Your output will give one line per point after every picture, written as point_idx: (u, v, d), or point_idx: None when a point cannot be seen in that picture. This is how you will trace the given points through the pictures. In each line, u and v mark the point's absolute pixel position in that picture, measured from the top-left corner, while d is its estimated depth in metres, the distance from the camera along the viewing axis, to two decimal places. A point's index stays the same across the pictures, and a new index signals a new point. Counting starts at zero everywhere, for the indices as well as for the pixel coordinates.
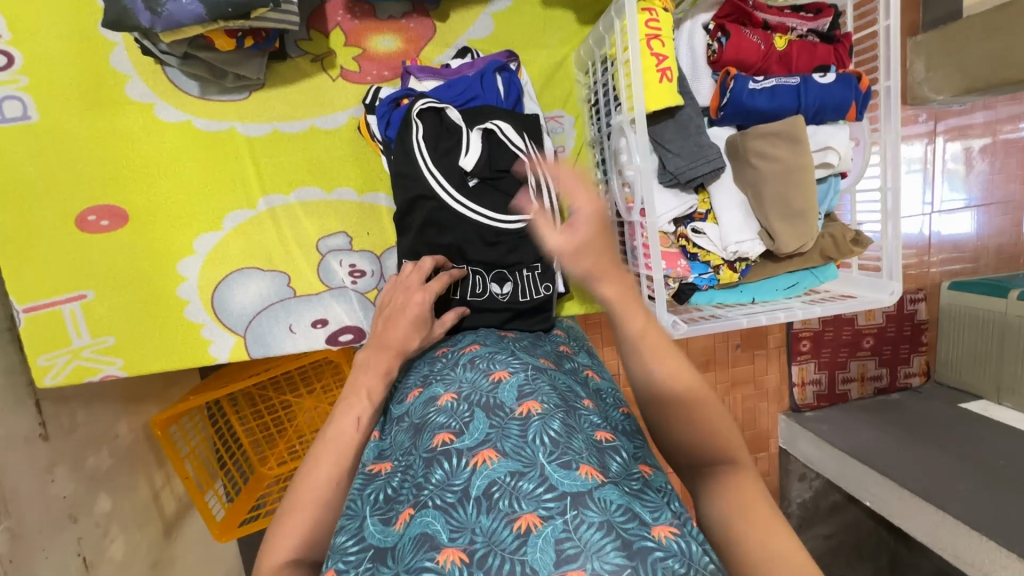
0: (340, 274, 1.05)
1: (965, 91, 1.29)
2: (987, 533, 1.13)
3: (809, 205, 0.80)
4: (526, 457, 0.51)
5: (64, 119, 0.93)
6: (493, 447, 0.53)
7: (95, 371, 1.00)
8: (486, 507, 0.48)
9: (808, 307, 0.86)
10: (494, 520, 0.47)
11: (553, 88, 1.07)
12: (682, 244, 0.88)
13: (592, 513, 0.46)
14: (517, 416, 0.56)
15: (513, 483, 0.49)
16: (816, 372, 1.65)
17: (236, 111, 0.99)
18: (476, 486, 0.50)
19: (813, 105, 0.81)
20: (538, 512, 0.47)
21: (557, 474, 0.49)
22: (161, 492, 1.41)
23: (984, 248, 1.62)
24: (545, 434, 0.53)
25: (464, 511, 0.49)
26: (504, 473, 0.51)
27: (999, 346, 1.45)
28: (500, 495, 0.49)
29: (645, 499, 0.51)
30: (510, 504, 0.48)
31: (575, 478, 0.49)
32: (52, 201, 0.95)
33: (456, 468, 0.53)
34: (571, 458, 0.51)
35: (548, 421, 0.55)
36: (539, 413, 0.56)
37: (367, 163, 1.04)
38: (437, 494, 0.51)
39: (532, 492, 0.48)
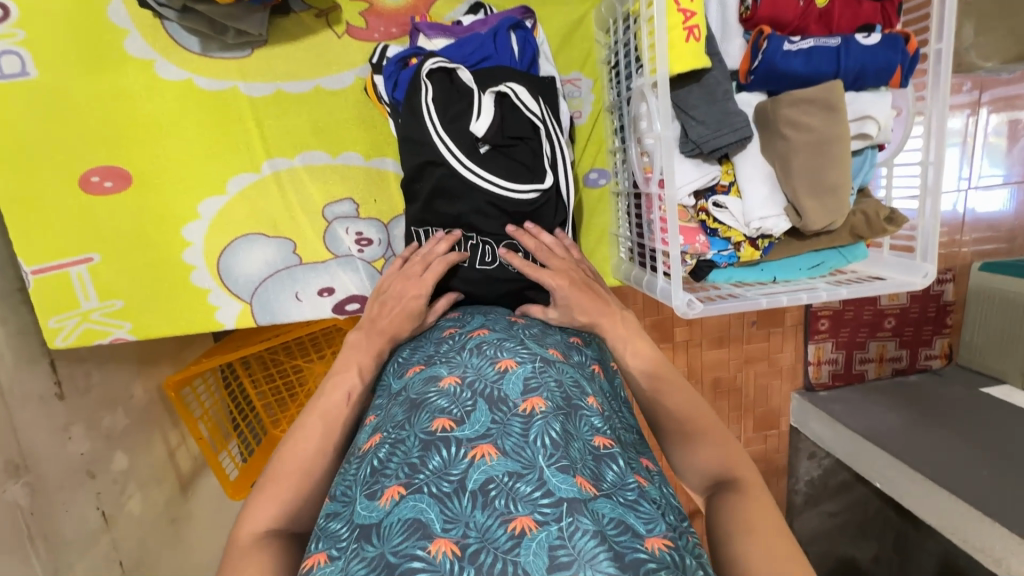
0: (347, 242, 1.03)
1: (1017, 57, 1.19)
2: (998, 519, 1.12)
3: (842, 180, 0.75)
4: (525, 459, 0.54)
5: (63, 76, 0.91)
6: (493, 443, 0.55)
7: (105, 334, 1.00)
8: (482, 503, 0.50)
9: (832, 288, 0.82)
10: (489, 517, 0.49)
11: (571, 49, 1.00)
12: (702, 218, 0.83)
13: (586, 520, 0.48)
14: (519, 413, 0.58)
15: (511, 484, 0.51)
16: (833, 352, 1.60)
17: (238, 69, 0.95)
18: (473, 479, 0.52)
19: (853, 69, 0.74)
20: (533, 516, 0.49)
21: (554, 479, 0.52)
22: (176, 451, 1.45)
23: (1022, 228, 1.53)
24: (546, 436, 0.55)
25: (459, 503, 0.50)
26: (503, 472, 0.52)
27: None
28: (496, 493, 0.51)
29: (640, 510, 0.53)
30: (506, 505, 0.50)
31: (570, 485, 0.51)
32: (55, 161, 0.93)
33: (454, 458, 0.54)
34: (568, 464, 0.53)
35: (550, 422, 0.57)
36: (541, 413, 0.58)
37: (373, 126, 0.99)
38: (433, 481, 0.52)
39: (528, 495, 0.51)
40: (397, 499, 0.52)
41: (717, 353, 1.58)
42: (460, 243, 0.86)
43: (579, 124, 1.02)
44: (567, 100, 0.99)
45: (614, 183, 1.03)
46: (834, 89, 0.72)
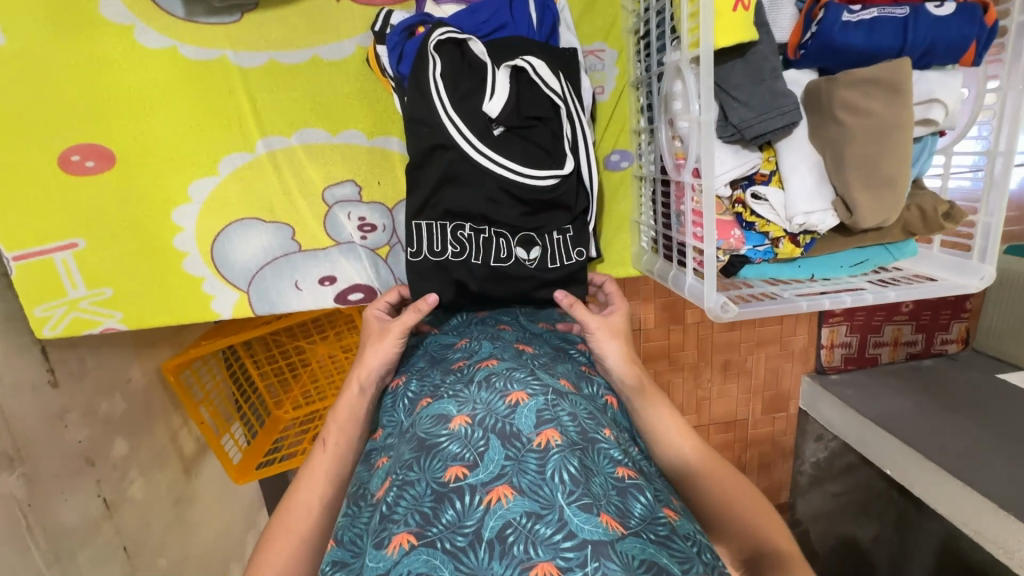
0: (349, 228, 0.96)
1: None
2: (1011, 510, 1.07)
3: (900, 172, 0.67)
4: (544, 498, 0.49)
5: (34, 45, 0.82)
6: (509, 483, 0.50)
7: (95, 324, 0.95)
8: (499, 553, 0.46)
9: (878, 289, 0.75)
10: (507, 568, 0.45)
11: (595, 16, 0.90)
12: (738, 211, 0.75)
13: (614, 566, 0.44)
14: (534, 448, 0.53)
15: (529, 526, 0.47)
16: (847, 335, 1.54)
17: (226, 36, 0.86)
18: (490, 527, 0.47)
19: (920, 45, 0.65)
20: (555, 561, 0.45)
21: (576, 518, 0.47)
22: (179, 433, 1.42)
23: None
24: (563, 472, 0.51)
25: (476, 556, 0.46)
26: (521, 514, 0.48)
27: None
28: (514, 539, 0.46)
29: (673, 548, 0.49)
30: (525, 551, 0.46)
31: (595, 525, 0.47)
32: (31, 139, 0.86)
33: (468, 508, 0.49)
34: (590, 502, 0.49)
35: (567, 457, 0.52)
36: (558, 446, 0.53)
37: (375, 100, 0.91)
38: (447, 536, 0.48)
39: (549, 538, 0.46)
40: (406, 548, 0.47)
41: (729, 337, 1.52)
42: (472, 237, 0.80)
43: (601, 101, 0.93)
44: (588, 74, 0.90)
45: (637, 166, 0.95)
46: (901, 69, 0.63)
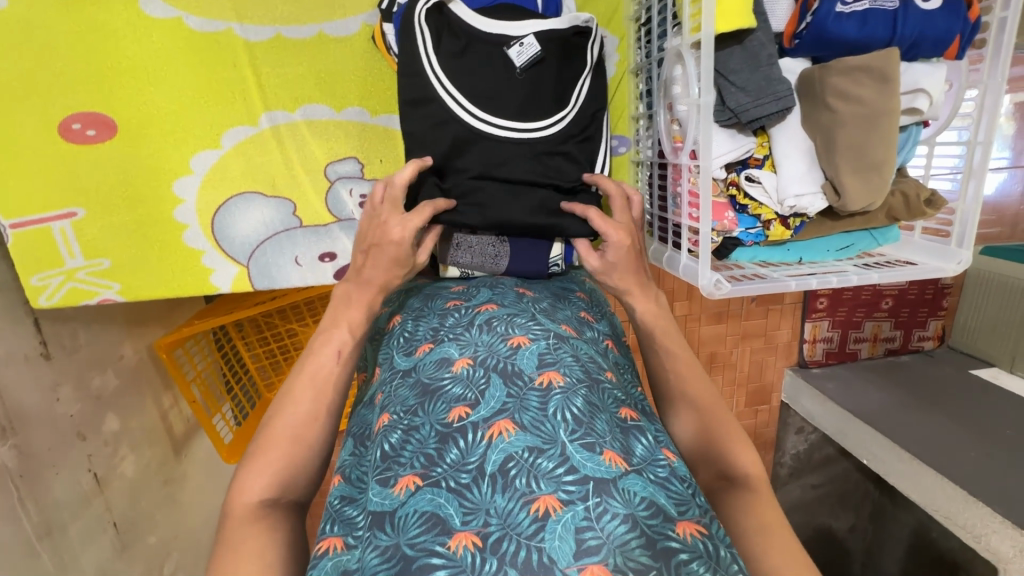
0: (350, 206, 0.97)
1: None
2: (985, 499, 1.12)
3: (887, 157, 0.70)
4: (545, 434, 0.51)
5: (37, 8, 0.81)
6: (511, 419, 0.53)
7: (92, 295, 0.95)
8: (502, 486, 0.48)
9: (862, 271, 0.79)
10: (510, 500, 0.47)
11: (597, 3, 0.92)
12: (732, 193, 0.79)
13: (616, 503, 0.46)
14: (536, 386, 0.55)
15: (531, 460, 0.49)
16: (829, 330, 1.59)
17: (233, 7, 0.86)
18: (492, 462, 0.49)
19: (909, 36, 0.68)
20: (557, 495, 0.46)
21: (579, 455, 0.49)
22: (169, 412, 1.42)
23: None
24: (567, 411, 0.53)
25: (479, 491, 0.48)
26: (523, 448, 0.50)
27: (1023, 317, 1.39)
28: (517, 472, 0.48)
29: (671, 489, 0.51)
30: (527, 484, 0.47)
31: (598, 463, 0.49)
32: (31, 101, 0.85)
33: (471, 445, 0.51)
34: (593, 441, 0.51)
35: (570, 397, 0.54)
36: (560, 387, 0.55)
37: (380, 80, 0.92)
38: (450, 474, 0.50)
39: (551, 472, 0.48)
40: (412, 490, 0.49)
41: (716, 328, 1.55)
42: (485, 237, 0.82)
43: None
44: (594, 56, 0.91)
45: (634, 151, 0.98)
46: (892, 57, 0.67)
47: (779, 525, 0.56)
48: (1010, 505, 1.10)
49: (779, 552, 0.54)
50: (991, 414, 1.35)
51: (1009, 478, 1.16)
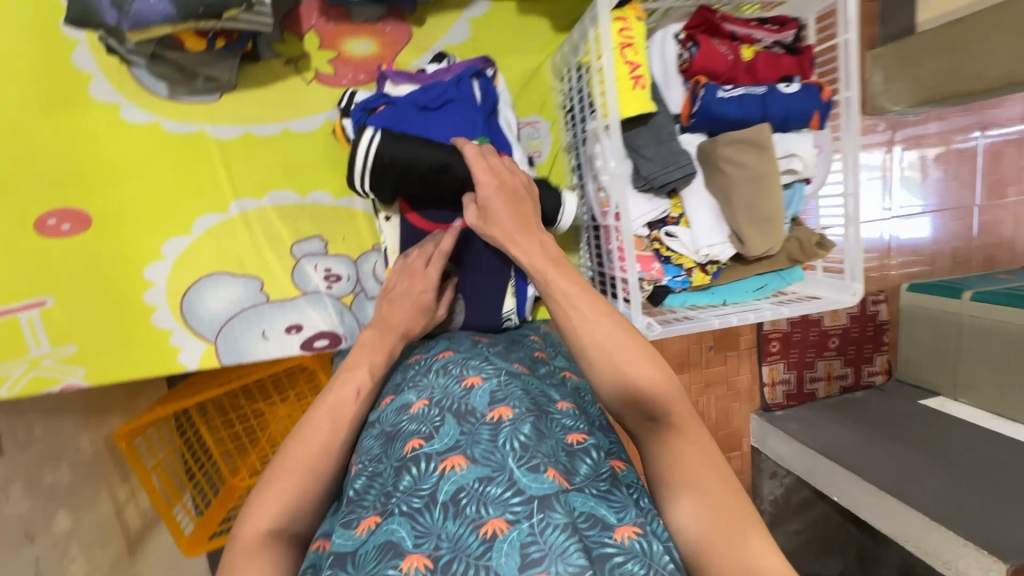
0: (316, 279, 1.04)
1: (924, 102, 1.37)
2: (948, 524, 1.17)
3: (776, 210, 0.84)
4: (495, 463, 0.56)
5: (23, 118, 0.90)
6: (463, 453, 0.57)
7: (56, 381, 0.96)
8: (454, 513, 0.52)
9: (775, 307, 0.90)
10: (461, 525, 0.51)
11: (529, 95, 1.08)
12: (656, 247, 0.90)
13: (558, 515, 0.50)
14: (487, 421, 0.60)
15: (480, 488, 0.54)
16: (785, 372, 1.69)
17: (207, 112, 0.97)
18: (444, 491, 0.54)
19: (779, 114, 0.84)
20: (505, 516, 0.51)
21: (525, 478, 0.54)
22: (124, 506, 1.36)
23: (940, 252, 1.68)
24: (514, 440, 0.57)
25: (431, 516, 0.53)
26: (473, 479, 0.55)
27: (955, 346, 1.53)
28: (467, 501, 0.53)
29: (611, 500, 0.56)
30: (477, 511, 0.52)
31: (542, 481, 0.53)
32: (9, 201, 0.91)
33: (424, 474, 0.56)
34: (539, 462, 0.55)
35: (519, 425, 0.59)
36: (509, 419, 0.60)
37: (342, 167, 1.03)
38: (404, 501, 0.55)
39: (500, 497, 0.53)
40: (373, 527, 0.54)
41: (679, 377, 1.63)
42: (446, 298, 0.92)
43: (539, 163, 1.10)
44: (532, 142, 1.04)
45: None
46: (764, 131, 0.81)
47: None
48: (970, 528, 1.16)
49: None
50: (945, 443, 1.43)
51: (969, 503, 1.23)
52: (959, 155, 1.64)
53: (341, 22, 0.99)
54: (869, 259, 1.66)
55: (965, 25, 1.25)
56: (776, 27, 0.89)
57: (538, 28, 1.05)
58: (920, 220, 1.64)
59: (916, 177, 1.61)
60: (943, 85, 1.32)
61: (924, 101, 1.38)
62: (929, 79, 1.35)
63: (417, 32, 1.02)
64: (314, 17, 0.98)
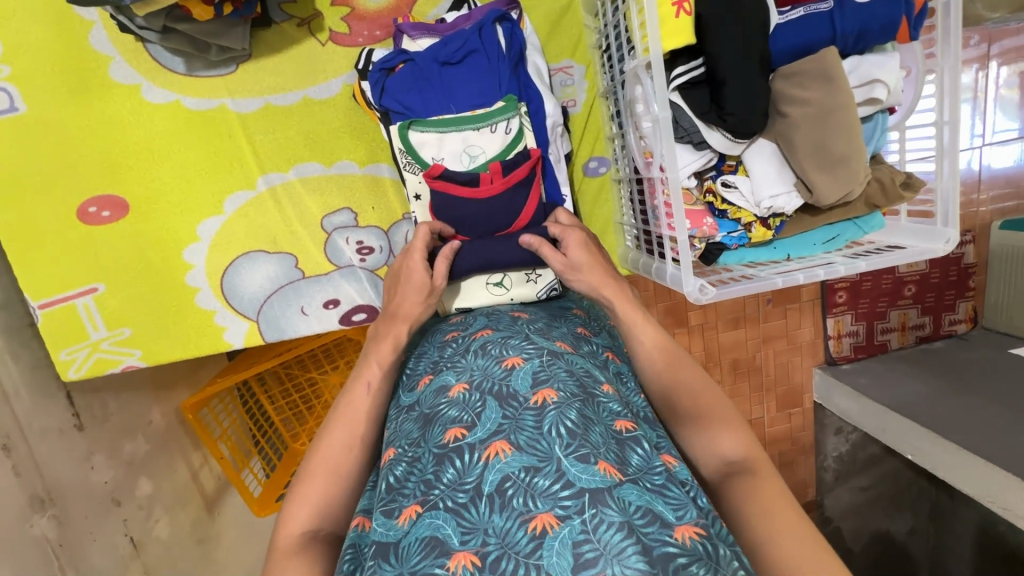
0: (348, 252, 1.02)
1: None
2: None
3: (851, 148, 0.71)
4: (541, 452, 0.52)
5: (51, 109, 0.90)
6: (507, 439, 0.54)
7: (116, 362, 1.00)
8: (499, 506, 0.49)
9: (850, 261, 0.79)
10: (508, 519, 0.48)
11: (560, 37, 0.97)
12: (709, 200, 0.81)
13: (612, 512, 0.47)
14: (531, 406, 0.57)
15: (527, 480, 0.50)
16: (853, 324, 1.54)
17: (224, 85, 0.93)
18: (489, 482, 0.51)
19: (852, 31, 0.70)
20: (555, 511, 0.48)
21: (574, 469, 0.50)
22: (199, 471, 1.41)
23: None
24: (561, 426, 0.54)
25: (477, 511, 0.50)
26: (519, 468, 0.51)
27: None
28: (514, 492, 0.50)
29: (668, 496, 0.51)
30: (524, 503, 0.49)
31: (593, 473, 0.50)
32: (54, 191, 0.93)
33: (468, 465, 0.53)
34: (588, 452, 0.51)
35: (564, 411, 0.55)
36: (554, 402, 0.56)
37: (365, 133, 0.98)
38: (448, 495, 0.52)
39: (548, 490, 0.49)
40: (414, 518, 0.51)
41: (734, 335, 1.52)
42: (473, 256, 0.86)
43: (574, 113, 1.00)
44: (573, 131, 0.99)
45: (614, 170, 1.02)
46: (829, 65, 0.69)
47: (777, 504, 0.54)
48: None
49: (783, 534, 0.51)
50: None
51: None
52: None
53: None
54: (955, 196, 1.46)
55: None
56: None
57: None
58: (1017, 145, 1.42)
59: (1015, 97, 1.38)
60: None
61: None
62: None
63: None
64: None
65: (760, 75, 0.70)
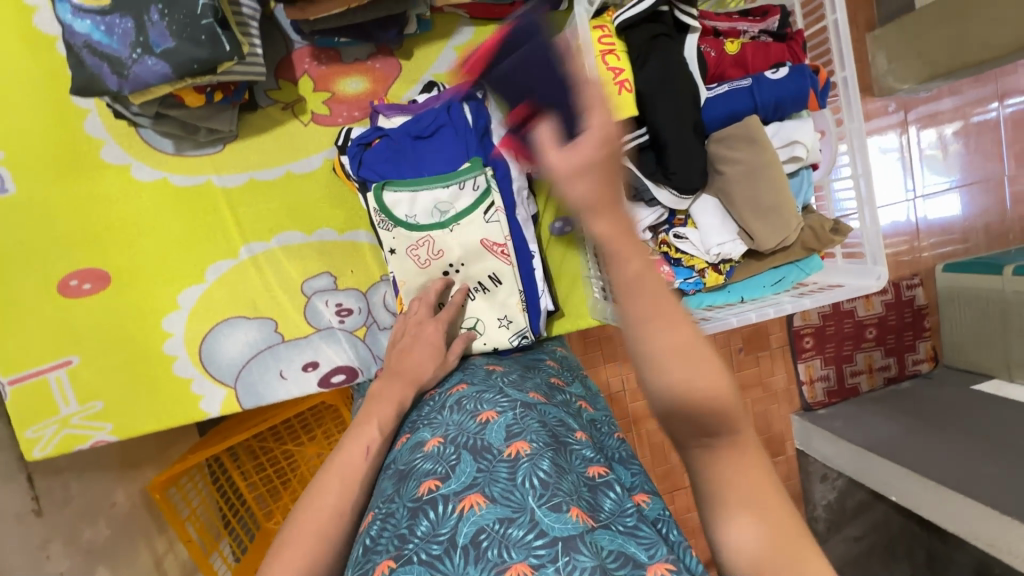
0: (327, 315, 1.05)
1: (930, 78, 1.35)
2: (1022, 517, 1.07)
3: (781, 200, 0.81)
4: (515, 502, 0.54)
5: (41, 190, 0.95)
6: (481, 491, 0.56)
7: (85, 439, 0.99)
8: (474, 558, 0.50)
9: (796, 300, 0.86)
10: (482, 572, 0.49)
11: None
12: (664, 250, 0.89)
13: (584, 557, 0.48)
14: (505, 457, 0.59)
15: (501, 530, 0.52)
16: (823, 368, 1.61)
17: (209, 163, 1.00)
18: (463, 534, 0.52)
19: (770, 102, 0.82)
20: (529, 561, 0.49)
21: (548, 518, 0.51)
22: (163, 558, 1.32)
23: (974, 228, 1.61)
24: (534, 477, 0.56)
25: (451, 562, 0.51)
26: (493, 520, 0.53)
27: (1003, 324, 1.43)
28: (488, 544, 0.51)
29: (640, 536, 0.53)
30: (499, 554, 0.50)
31: (565, 522, 0.51)
32: (35, 267, 0.95)
33: (443, 517, 0.55)
34: (561, 500, 0.53)
35: (537, 461, 0.57)
36: (527, 454, 0.58)
37: (345, 203, 1.04)
38: (422, 548, 0.53)
39: (522, 540, 0.50)
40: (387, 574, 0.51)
41: None
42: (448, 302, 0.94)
43: None
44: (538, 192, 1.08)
45: (578, 229, 1.10)
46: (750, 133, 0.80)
47: None
48: None
49: None
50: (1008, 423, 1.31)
51: None
52: (976, 127, 1.57)
53: (332, 64, 1.02)
54: (898, 243, 1.60)
55: None
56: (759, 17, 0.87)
57: None
58: (948, 197, 1.58)
59: (937, 155, 1.55)
60: (949, 58, 1.28)
61: (930, 77, 1.35)
62: (933, 54, 1.32)
63: (406, 65, 1.04)
64: (306, 62, 1.01)
65: (696, 139, 0.80)
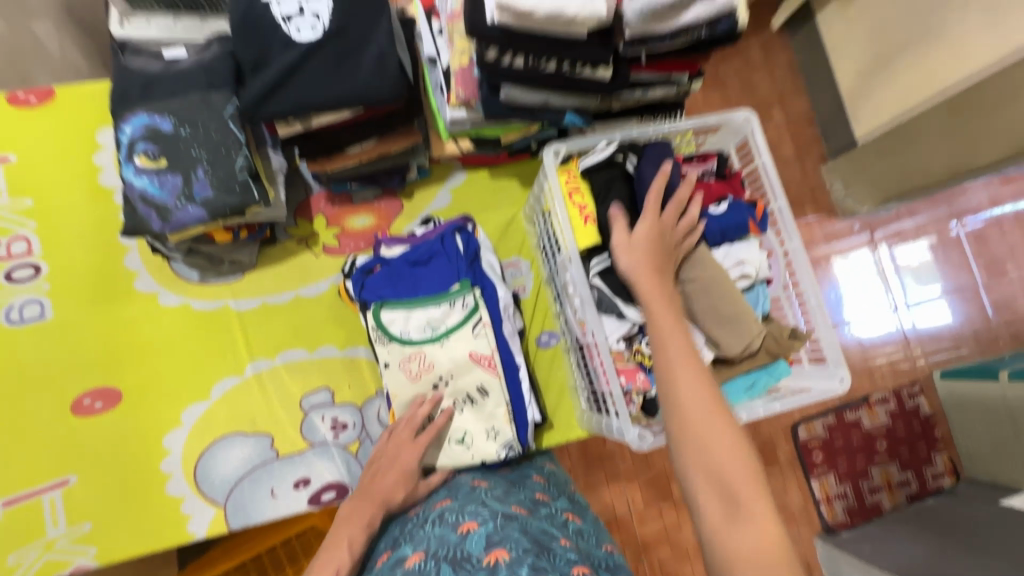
0: (323, 430, 1.08)
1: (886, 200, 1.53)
2: None
3: (739, 310, 0.90)
4: None
5: (75, 316, 1.06)
6: None
7: (66, 563, 0.97)
8: None
9: (769, 405, 0.90)
10: None
11: (508, 241, 1.23)
12: (639, 358, 0.94)
13: None
14: (483, 567, 0.59)
15: None
16: (839, 485, 1.57)
17: (228, 289, 1.11)
18: None
19: (717, 230, 0.95)
20: None
21: None
22: None
23: (963, 336, 1.67)
24: None
25: None
26: None
27: (1015, 432, 1.41)
28: None
29: None
30: None
31: None
32: (54, 387, 1.02)
33: None
34: None
35: (516, 568, 0.57)
36: (507, 561, 0.58)
37: (347, 323, 1.14)
38: None
39: None
40: None
41: None
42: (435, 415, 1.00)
43: (524, 297, 1.20)
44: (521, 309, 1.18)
45: (563, 342, 1.17)
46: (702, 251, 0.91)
47: None
48: None
49: None
50: None
51: None
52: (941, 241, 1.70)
53: (344, 205, 1.19)
54: (893, 352, 1.65)
55: (894, 136, 1.42)
56: (701, 160, 1.03)
57: (509, 187, 1.24)
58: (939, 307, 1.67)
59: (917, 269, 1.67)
60: (898, 183, 1.47)
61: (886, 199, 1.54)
62: (883, 181, 1.52)
63: (407, 204, 1.21)
64: (321, 204, 1.18)
65: None
